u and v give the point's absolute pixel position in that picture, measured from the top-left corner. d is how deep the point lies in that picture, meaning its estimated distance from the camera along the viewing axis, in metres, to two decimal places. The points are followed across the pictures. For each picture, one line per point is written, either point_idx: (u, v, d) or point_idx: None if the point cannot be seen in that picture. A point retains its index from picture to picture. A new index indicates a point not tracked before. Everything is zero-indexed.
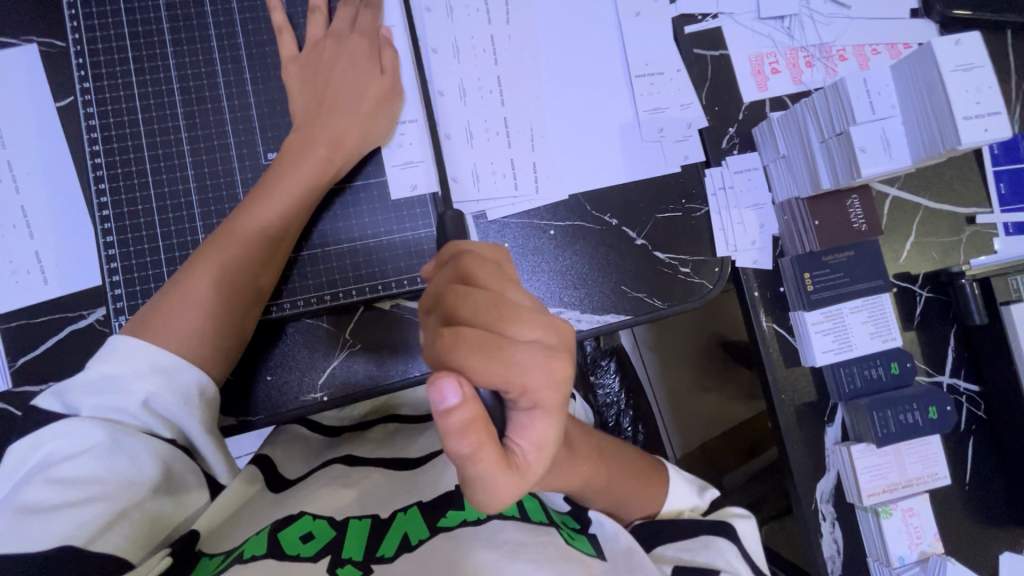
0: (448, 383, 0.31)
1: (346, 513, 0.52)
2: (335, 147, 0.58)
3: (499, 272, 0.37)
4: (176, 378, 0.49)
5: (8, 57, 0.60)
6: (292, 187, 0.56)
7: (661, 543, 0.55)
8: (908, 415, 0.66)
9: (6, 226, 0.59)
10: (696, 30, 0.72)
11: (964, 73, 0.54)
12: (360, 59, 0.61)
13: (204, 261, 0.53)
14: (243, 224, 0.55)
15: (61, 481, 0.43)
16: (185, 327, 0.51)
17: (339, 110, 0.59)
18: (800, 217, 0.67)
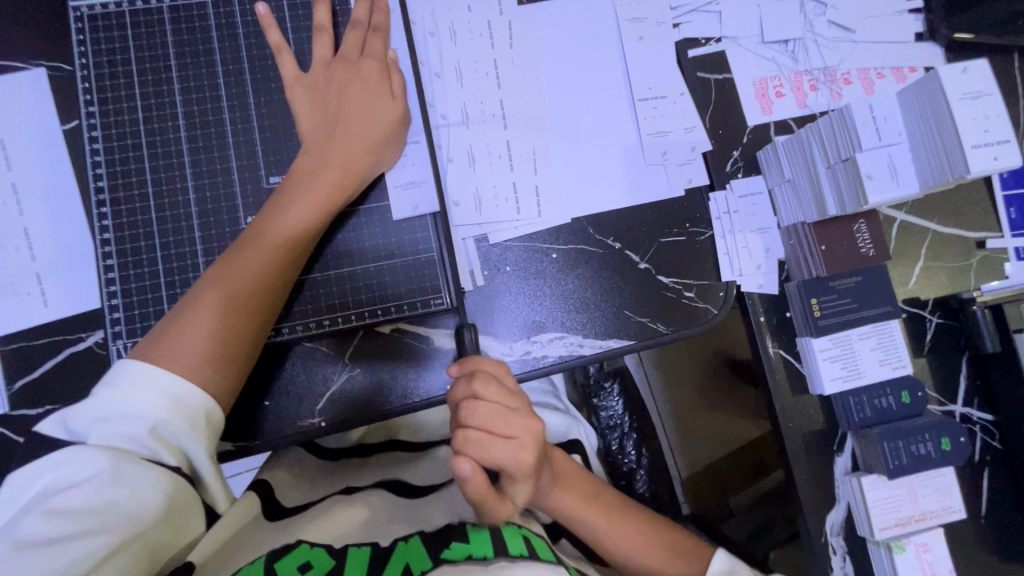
0: (464, 465, 0.45)
1: (348, 542, 0.51)
2: (346, 171, 0.58)
3: (499, 389, 0.49)
4: (183, 404, 0.48)
5: (17, 81, 0.60)
6: (303, 212, 0.56)
7: None
8: (919, 446, 0.64)
9: (9, 248, 0.59)
10: (699, 54, 0.72)
11: (971, 101, 0.53)
12: (372, 84, 0.61)
13: (213, 286, 0.53)
14: (254, 247, 0.54)
15: (63, 511, 0.42)
16: (192, 352, 0.50)
17: (347, 134, 0.59)
18: (806, 241, 0.66)
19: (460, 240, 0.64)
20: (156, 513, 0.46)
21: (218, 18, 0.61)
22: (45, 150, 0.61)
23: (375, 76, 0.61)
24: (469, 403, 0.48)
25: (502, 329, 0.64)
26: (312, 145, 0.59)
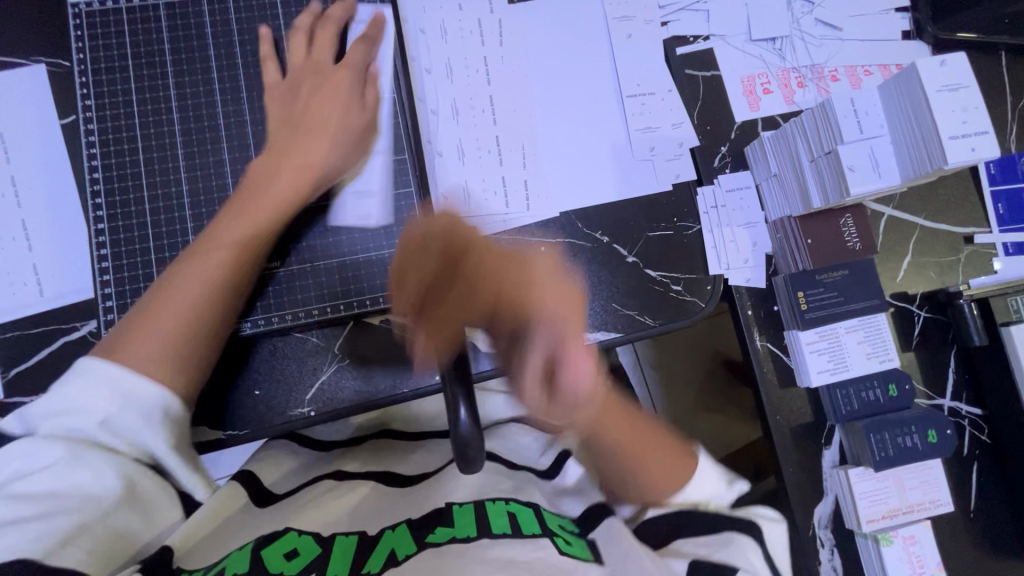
0: (580, 365, 0.49)
1: (332, 527, 0.52)
2: (309, 170, 0.60)
3: (471, 232, 0.55)
4: (139, 399, 0.48)
5: (17, 76, 0.62)
6: (262, 213, 0.57)
7: (680, 537, 0.52)
8: (906, 438, 0.65)
9: (6, 239, 0.61)
10: (688, 51, 0.73)
11: (950, 92, 0.54)
12: (340, 92, 0.63)
13: (176, 284, 0.54)
14: (215, 246, 0.55)
15: (24, 494, 0.43)
16: (155, 348, 0.51)
17: (314, 137, 0.60)
18: (793, 235, 0.67)
19: None
20: (115, 499, 0.46)
21: (212, 16, 0.62)
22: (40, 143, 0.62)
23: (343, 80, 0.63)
24: (466, 257, 0.53)
25: None
26: (277, 142, 0.60)
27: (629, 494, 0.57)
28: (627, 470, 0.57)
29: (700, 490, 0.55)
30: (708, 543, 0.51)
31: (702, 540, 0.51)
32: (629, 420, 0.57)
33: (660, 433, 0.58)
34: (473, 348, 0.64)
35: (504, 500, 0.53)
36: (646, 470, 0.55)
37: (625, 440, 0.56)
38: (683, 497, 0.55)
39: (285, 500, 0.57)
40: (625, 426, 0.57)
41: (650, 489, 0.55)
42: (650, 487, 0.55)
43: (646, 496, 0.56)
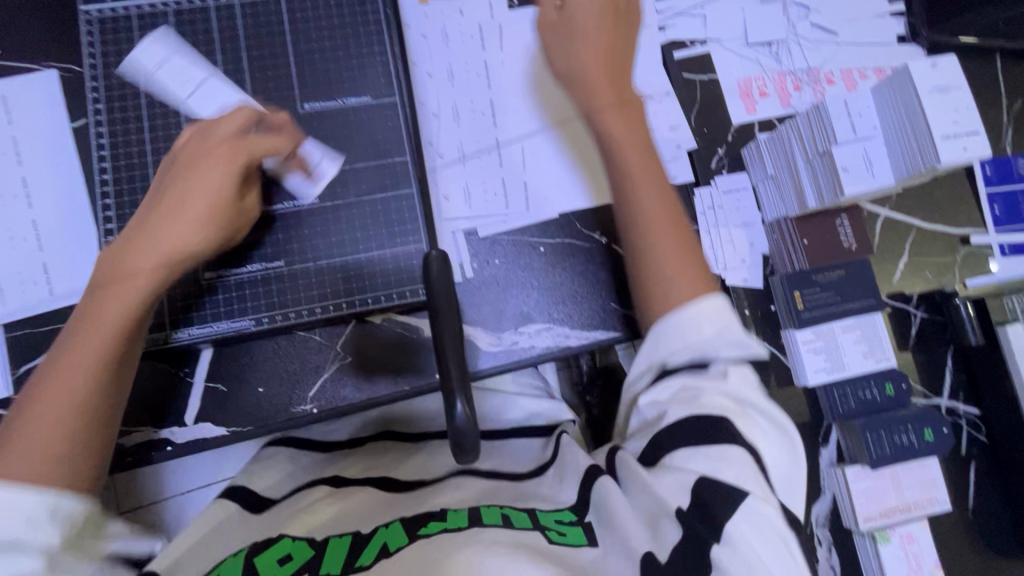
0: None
1: (325, 531, 0.53)
2: (190, 249, 0.51)
3: None
4: (18, 507, 0.42)
5: (29, 81, 0.64)
6: (127, 297, 0.49)
7: (679, 451, 0.49)
8: (903, 436, 0.66)
9: (18, 239, 0.62)
10: (685, 56, 0.75)
11: (941, 94, 0.55)
12: (212, 154, 0.52)
13: (46, 390, 0.47)
14: (88, 340, 0.48)
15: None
16: (32, 454, 0.45)
17: (195, 218, 0.51)
18: (789, 235, 0.68)
19: (449, 233, 0.67)
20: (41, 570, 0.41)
21: (219, 21, 0.64)
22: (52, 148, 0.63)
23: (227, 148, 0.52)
24: None
25: (490, 320, 0.66)
26: (144, 218, 0.51)
27: (652, 333, 0.54)
28: (647, 259, 0.57)
29: (707, 315, 0.53)
30: (716, 456, 0.47)
31: (703, 450, 0.48)
32: (638, 137, 0.60)
33: (667, 185, 0.59)
34: (473, 346, 0.65)
35: (498, 505, 0.53)
36: (667, 265, 0.56)
37: (637, 161, 0.59)
38: (692, 346, 0.52)
39: (280, 509, 0.59)
40: (652, 183, 0.59)
41: (674, 300, 0.54)
42: (677, 292, 0.55)
43: (664, 331, 0.53)
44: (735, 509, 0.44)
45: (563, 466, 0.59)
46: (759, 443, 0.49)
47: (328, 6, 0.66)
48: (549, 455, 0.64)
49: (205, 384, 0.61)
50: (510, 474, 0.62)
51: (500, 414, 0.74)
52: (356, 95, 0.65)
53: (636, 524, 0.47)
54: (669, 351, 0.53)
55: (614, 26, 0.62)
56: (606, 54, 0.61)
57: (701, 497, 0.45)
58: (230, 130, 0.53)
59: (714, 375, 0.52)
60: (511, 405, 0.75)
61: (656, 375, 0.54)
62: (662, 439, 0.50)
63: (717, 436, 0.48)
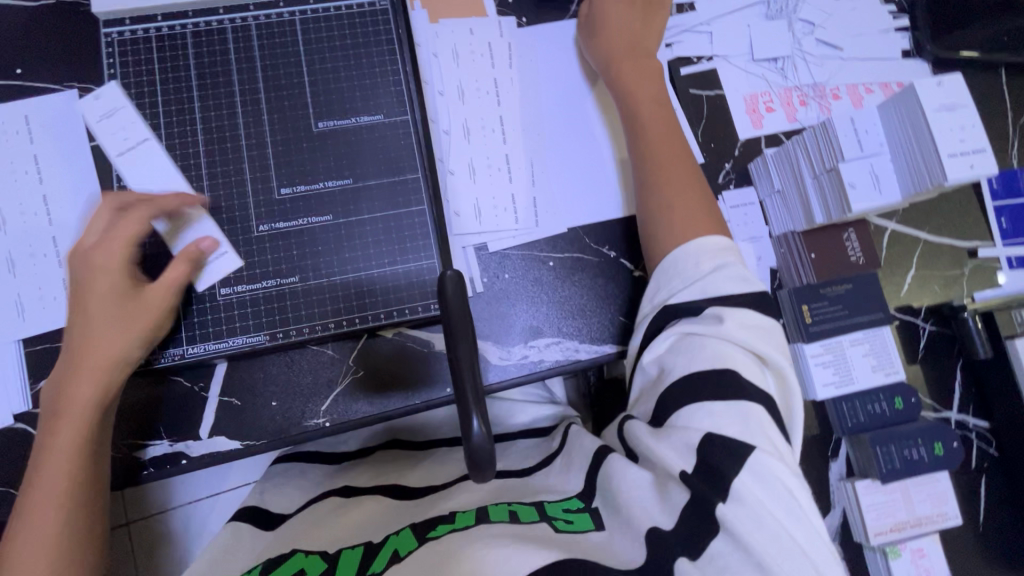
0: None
1: (337, 543, 0.54)
2: (122, 356, 0.55)
3: None
4: None
5: (51, 101, 0.65)
6: (86, 392, 0.54)
7: (685, 412, 0.49)
8: (912, 450, 0.66)
9: (37, 255, 0.63)
10: (692, 72, 0.75)
11: (947, 113, 0.56)
12: (108, 266, 0.56)
13: (30, 516, 0.52)
14: (57, 460, 0.53)
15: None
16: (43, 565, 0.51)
17: (119, 330, 0.55)
18: (796, 250, 0.69)
19: (460, 248, 0.67)
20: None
21: (236, 42, 0.65)
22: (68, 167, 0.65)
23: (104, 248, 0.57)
24: None
25: (501, 334, 0.66)
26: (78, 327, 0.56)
27: (657, 270, 0.58)
28: (656, 206, 0.62)
29: (707, 250, 0.56)
30: (722, 410, 0.47)
31: (709, 404, 0.48)
32: (659, 111, 0.66)
33: (682, 142, 0.65)
34: (483, 360, 0.66)
35: (506, 502, 0.55)
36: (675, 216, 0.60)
37: (654, 115, 0.66)
38: (692, 281, 0.55)
39: (293, 521, 0.60)
40: (665, 135, 0.65)
41: (679, 236, 0.59)
42: (681, 230, 0.59)
43: (669, 265, 0.57)
44: (741, 465, 0.44)
45: (569, 455, 0.59)
46: (766, 391, 0.49)
47: (340, 27, 0.67)
48: (556, 445, 0.64)
49: (220, 398, 0.62)
50: (516, 470, 0.62)
51: (503, 420, 0.77)
52: (369, 114, 0.66)
53: (643, 493, 0.48)
54: (671, 290, 0.56)
55: (640, 14, 0.71)
56: (630, 33, 0.69)
57: (707, 458, 0.46)
58: (102, 227, 0.58)
59: (712, 320, 0.52)
60: (515, 410, 0.78)
61: (661, 317, 0.56)
62: (668, 399, 0.51)
63: (724, 388, 0.48)
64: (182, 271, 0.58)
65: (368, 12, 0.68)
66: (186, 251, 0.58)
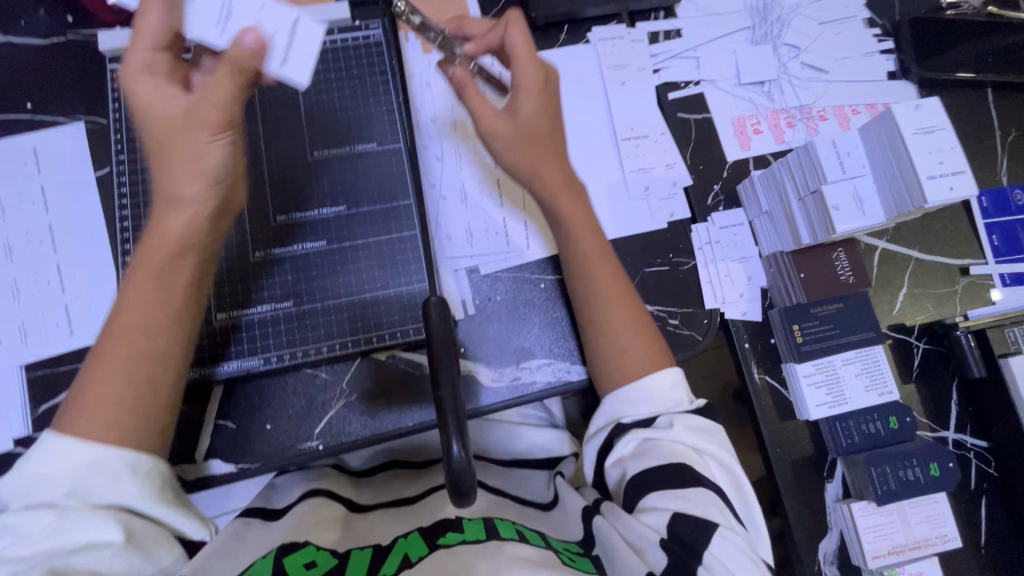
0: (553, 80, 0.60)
1: (343, 546, 0.54)
2: (195, 209, 0.51)
3: (524, 39, 0.58)
4: (97, 470, 0.46)
5: (59, 134, 0.68)
6: (176, 225, 0.51)
7: (651, 492, 0.51)
8: (908, 471, 0.65)
9: (42, 282, 0.65)
10: (679, 96, 0.77)
11: (926, 135, 0.58)
12: (159, 78, 0.50)
13: (102, 365, 0.50)
14: (133, 290, 0.51)
15: (13, 558, 0.43)
16: (93, 423, 0.47)
17: (168, 166, 0.50)
18: (786, 269, 0.69)
19: (452, 271, 0.68)
20: (117, 546, 0.45)
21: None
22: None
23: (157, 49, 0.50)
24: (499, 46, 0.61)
25: (493, 356, 0.67)
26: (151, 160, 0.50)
27: (609, 395, 0.58)
28: (601, 340, 0.60)
29: (663, 386, 0.56)
30: (686, 496, 0.50)
31: (674, 491, 0.50)
32: (597, 243, 0.61)
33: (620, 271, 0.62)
34: (475, 381, 0.66)
35: (512, 521, 0.55)
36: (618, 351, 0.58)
37: (587, 239, 0.61)
38: (650, 405, 0.56)
39: (293, 513, 0.59)
40: (601, 261, 0.61)
41: (630, 370, 0.58)
42: (628, 366, 0.58)
43: (625, 394, 0.56)
44: (709, 539, 0.48)
45: (567, 504, 0.60)
46: (716, 481, 0.52)
47: (336, 58, 0.69)
48: (551, 494, 0.65)
49: (215, 422, 0.62)
50: (516, 497, 0.63)
51: (505, 445, 0.74)
52: (364, 142, 0.68)
53: (627, 553, 0.48)
54: (628, 408, 0.56)
55: (551, 120, 0.60)
56: (549, 153, 0.61)
57: (679, 533, 0.48)
58: (153, 28, 0.49)
59: (661, 426, 0.54)
60: (515, 436, 0.75)
61: (613, 433, 0.56)
62: (636, 485, 0.52)
63: (685, 478, 0.51)
64: (226, 80, 0.48)
65: (362, 43, 0.70)
66: (231, 55, 0.47)
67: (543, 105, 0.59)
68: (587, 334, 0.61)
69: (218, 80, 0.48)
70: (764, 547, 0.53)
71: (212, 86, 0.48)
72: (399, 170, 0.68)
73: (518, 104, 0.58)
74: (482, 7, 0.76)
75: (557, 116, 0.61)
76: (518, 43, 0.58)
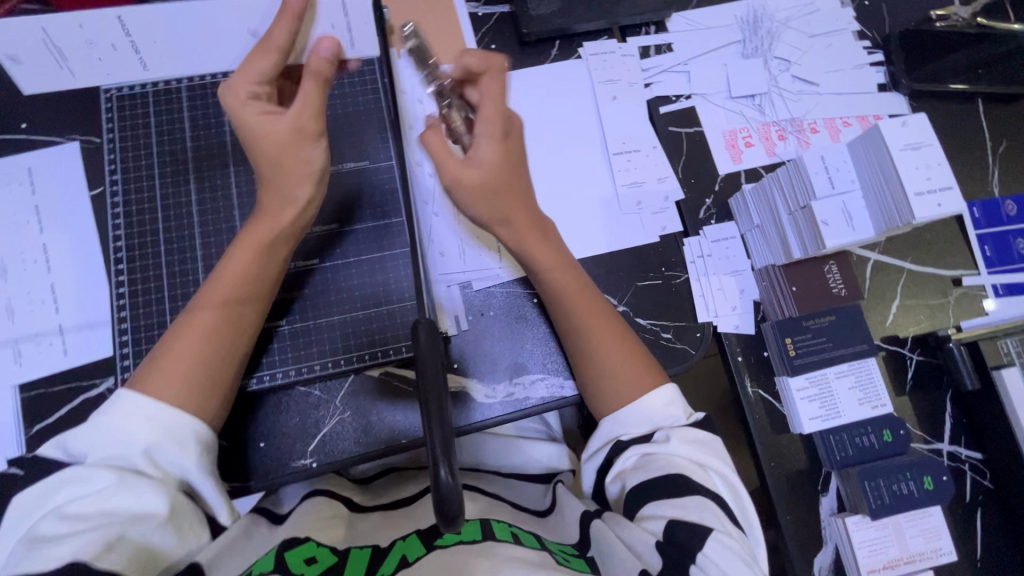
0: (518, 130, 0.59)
1: (347, 542, 0.51)
2: (297, 204, 0.55)
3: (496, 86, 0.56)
4: (173, 428, 0.47)
5: (53, 154, 0.68)
6: (285, 218, 0.55)
7: (647, 502, 0.51)
8: (901, 485, 0.66)
9: (36, 302, 0.65)
10: (670, 110, 0.78)
11: (914, 151, 0.58)
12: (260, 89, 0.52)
13: (191, 326, 0.52)
14: (233, 261, 0.54)
15: (78, 514, 0.43)
16: (169, 382, 0.49)
17: (266, 158, 0.53)
18: (777, 283, 0.69)
19: (444, 287, 0.69)
20: (161, 520, 0.44)
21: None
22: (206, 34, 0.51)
23: (270, 57, 0.52)
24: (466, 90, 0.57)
25: (485, 372, 0.67)
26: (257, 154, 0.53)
27: (606, 419, 0.58)
28: (588, 361, 0.60)
29: (659, 405, 0.56)
30: (681, 502, 0.50)
31: (670, 498, 0.50)
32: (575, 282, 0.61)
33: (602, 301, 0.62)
34: (468, 396, 0.66)
35: (508, 524, 0.53)
36: (606, 374, 0.58)
37: (569, 283, 0.61)
38: (644, 423, 0.56)
39: (296, 512, 0.57)
40: (587, 298, 0.61)
41: (623, 396, 0.57)
42: (617, 388, 0.58)
43: (620, 417, 0.57)
44: (703, 542, 0.47)
45: (565, 508, 0.58)
46: (716, 490, 0.52)
47: None
48: (548, 500, 0.64)
49: None
50: (513, 503, 0.63)
51: (501, 457, 0.73)
52: (356, 160, 0.69)
53: (626, 556, 0.47)
54: (626, 428, 0.56)
55: (513, 168, 0.57)
56: (516, 202, 0.59)
57: (676, 539, 0.47)
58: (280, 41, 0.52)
59: (659, 441, 0.54)
60: (513, 448, 0.74)
61: (612, 451, 0.56)
62: (635, 495, 0.51)
63: (679, 486, 0.50)
64: (315, 88, 0.51)
65: (355, 62, 0.71)
66: (311, 65, 0.51)
67: (506, 155, 0.56)
68: (579, 363, 0.61)
69: (309, 88, 0.51)
70: (761, 551, 0.52)
71: (307, 96, 0.51)
72: (392, 187, 0.68)
73: (482, 153, 0.55)
74: (473, 24, 0.76)
75: (519, 166, 0.58)
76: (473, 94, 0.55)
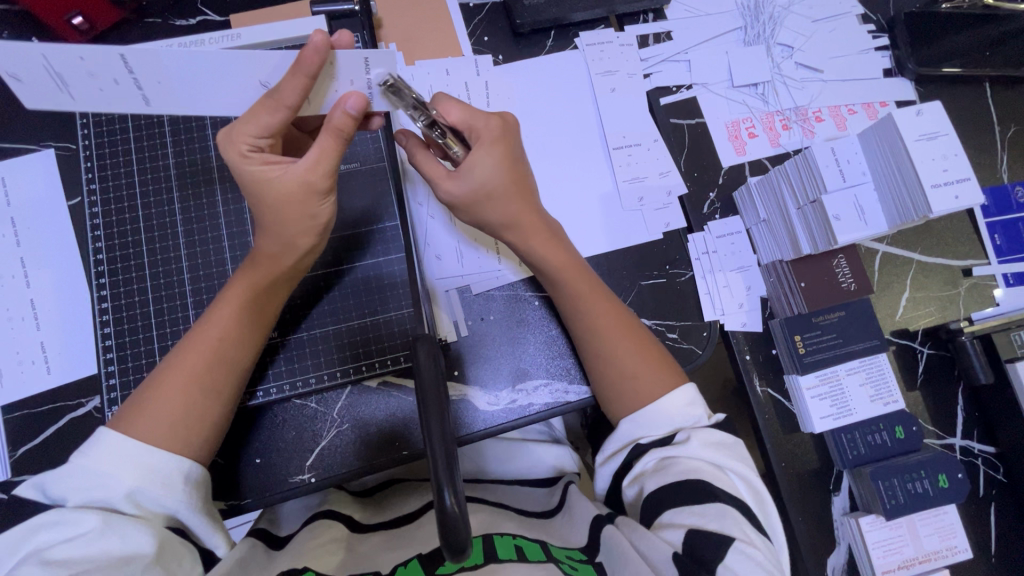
0: (513, 124, 0.57)
1: (344, 568, 0.48)
2: (297, 249, 0.52)
3: (462, 105, 0.54)
4: (158, 469, 0.46)
5: (28, 163, 0.65)
6: (281, 262, 0.53)
7: (666, 511, 0.48)
8: (916, 483, 0.64)
9: (16, 319, 0.62)
10: (671, 101, 0.75)
11: (929, 141, 0.57)
12: (262, 135, 0.46)
13: (176, 365, 0.50)
14: (225, 299, 0.52)
15: (57, 561, 0.40)
16: (157, 425, 0.47)
17: (265, 204, 0.49)
18: (786, 278, 0.67)
19: (443, 291, 0.67)
20: (148, 562, 0.42)
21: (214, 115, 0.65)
22: (208, 89, 0.44)
23: (277, 113, 0.45)
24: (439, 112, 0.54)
25: (488, 378, 0.65)
26: (251, 199, 0.49)
27: (621, 421, 0.55)
28: (595, 361, 0.58)
29: (676, 406, 0.54)
30: (701, 510, 0.48)
31: (687, 506, 0.48)
32: (583, 287, 0.58)
33: (610, 303, 0.59)
34: (470, 405, 0.64)
35: (511, 536, 0.50)
36: (615, 374, 0.57)
37: (576, 290, 0.58)
38: (664, 424, 0.54)
39: (294, 540, 0.54)
40: (596, 307, 0.58)
41: (636, 398, 0.55)
42: (626, 390, 0.56)
43: (638, 417, 0.54)
44: (725, 552, 0.45)
45: (573, 511, 0.56)
46: (737, 498, 0.49)
47: None
48: (555, 502, 0.62)
49: None
50: (518, 510, 0.60)
51: (505, 462, 0.71)
52: (345, 163, 0.66)
53: (639, 563, 0.44)
54: (645, 430, 0.54)
55: (514, 168, 0.56)
56: (518, 207, 0.57)
57: (696, 552, 0.45)
58: (294, 98, 0.43)
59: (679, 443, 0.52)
60: (517, 454, 0.72)
61: (631, 455, 0.54)
62: (653, 506, 0.49)
63: (698, 492, 0.49)
64: (332, 146, 0.47)
65: None
66: (334, 120, 0.45)
67: (502, 161, 0.54)
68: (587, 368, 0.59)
69: (327, 144, 0.46)
70: (784, 554, 0.51)
71: (324, 149, 0.47)
72: (384, 190, 0.66)
73: (475, 163, 0.53)
74: (463, 16, 0.73)
75: (519, 167, 0.57)
76: (456, 118, 0.54)
